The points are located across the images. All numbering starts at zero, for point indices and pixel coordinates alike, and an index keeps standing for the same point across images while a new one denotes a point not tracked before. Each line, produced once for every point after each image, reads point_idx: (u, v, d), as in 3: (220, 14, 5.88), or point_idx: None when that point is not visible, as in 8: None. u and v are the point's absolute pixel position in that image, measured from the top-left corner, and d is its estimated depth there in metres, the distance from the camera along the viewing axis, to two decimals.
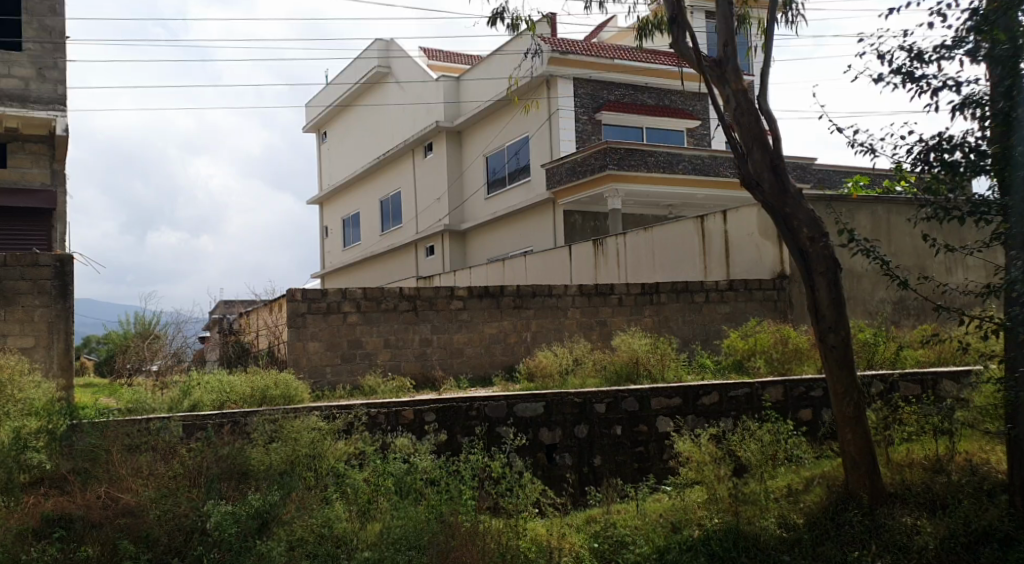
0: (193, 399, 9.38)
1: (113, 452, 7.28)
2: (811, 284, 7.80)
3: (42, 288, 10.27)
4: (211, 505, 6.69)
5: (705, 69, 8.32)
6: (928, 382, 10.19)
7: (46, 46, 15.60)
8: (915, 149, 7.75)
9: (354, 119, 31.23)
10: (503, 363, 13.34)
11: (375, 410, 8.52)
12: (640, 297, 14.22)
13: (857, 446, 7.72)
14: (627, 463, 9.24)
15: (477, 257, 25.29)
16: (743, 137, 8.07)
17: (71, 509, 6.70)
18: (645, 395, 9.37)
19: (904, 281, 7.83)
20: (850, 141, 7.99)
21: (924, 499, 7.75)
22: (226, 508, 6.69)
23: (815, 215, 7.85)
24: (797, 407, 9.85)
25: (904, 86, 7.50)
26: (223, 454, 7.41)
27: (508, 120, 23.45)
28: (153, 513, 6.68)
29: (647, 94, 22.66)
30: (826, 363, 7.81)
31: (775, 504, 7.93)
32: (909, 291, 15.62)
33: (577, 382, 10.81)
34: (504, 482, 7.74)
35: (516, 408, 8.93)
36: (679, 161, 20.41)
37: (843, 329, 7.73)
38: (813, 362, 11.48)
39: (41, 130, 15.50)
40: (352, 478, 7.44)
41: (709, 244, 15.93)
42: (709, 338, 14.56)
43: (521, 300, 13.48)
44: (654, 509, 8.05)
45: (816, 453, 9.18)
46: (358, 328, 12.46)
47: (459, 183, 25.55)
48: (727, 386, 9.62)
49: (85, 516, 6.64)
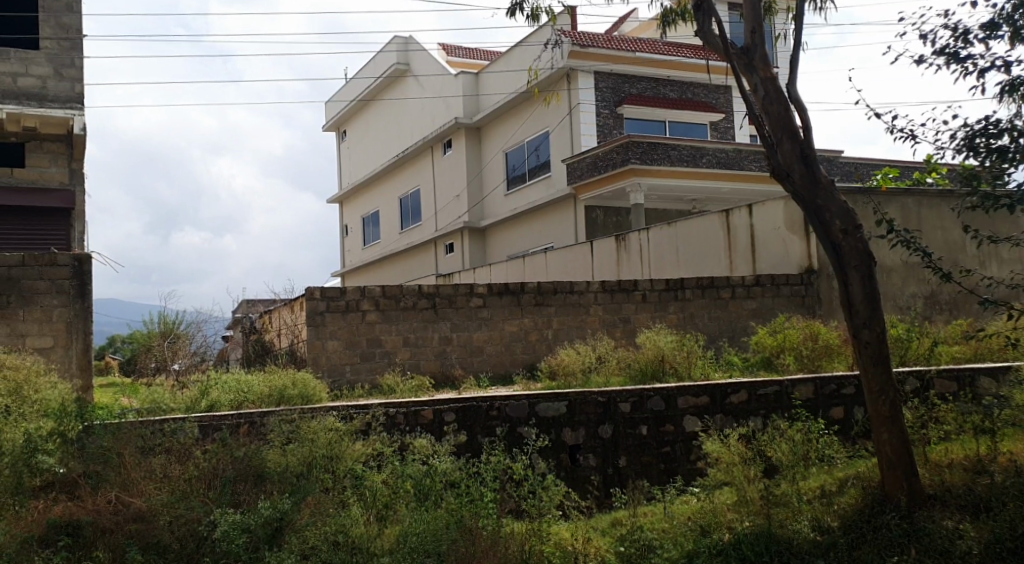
0: (211, 398, 9.20)
1: (126, 455, 7.11)
2: (845, 279, 7.49)
3: (60, 288, 10.14)
4: (219, 513, 6.47)
5: (732, 58, 8.04)
6: (966, 378, 9.86)
7: (63, 43, 15.52)
8: (960, 134, 7.45)
9: (374, 116, 31.08)
10: (524, 361, 13.11)
11: (393, 410, 8.33)
12: (664, 293, 13.94)
13: (893, 447, 7.42)
14: (653, 464, 8.97)
15: (497, 254, 25.06)
16: (772, 127, 7.78)
17: (83, 515, 6.54)
18: (671, 393, 9.09)
19: (947, 273, 7.47)
20: (889, 128, 7.64)
21: (965, 501, 7.45)
22: (235, 516, 6.46)
23: (847, 207, 7.56)
24: (828, 406, 9.55)
25: (949, 68, 7.20)
26: (239, 455, 7.22)
27: (528, 115, 23.19)
28: (164, 518, 6.51)
29: (669, 87, 22.38)
30: (860, 360, 7.51)
31: (808, 506, 7.65)
32: (940, 285, 15.27)
33: (601, 380, 10.55)
34: (526, 484, 7.50)
35: (538, 408, 8.69)
36: (703, 155, 20.11)
37: (878, 324, 7.42)
38: (844, 359, 11.15)
39: (59, 129, 15.42)
40: (370, 480, 7.23)
41: (734, 238, 15.61)
42: (735, 335, 14.27)
43: (543, 298, 13.23)
44: (681, 511, 7.79)
45: (850, 453, 8.90)
46: (377, 326, 12.27)
47: (479, 180, 25.32)
48: (756, 384, 9.33)
49: (95, 522, 6.48)
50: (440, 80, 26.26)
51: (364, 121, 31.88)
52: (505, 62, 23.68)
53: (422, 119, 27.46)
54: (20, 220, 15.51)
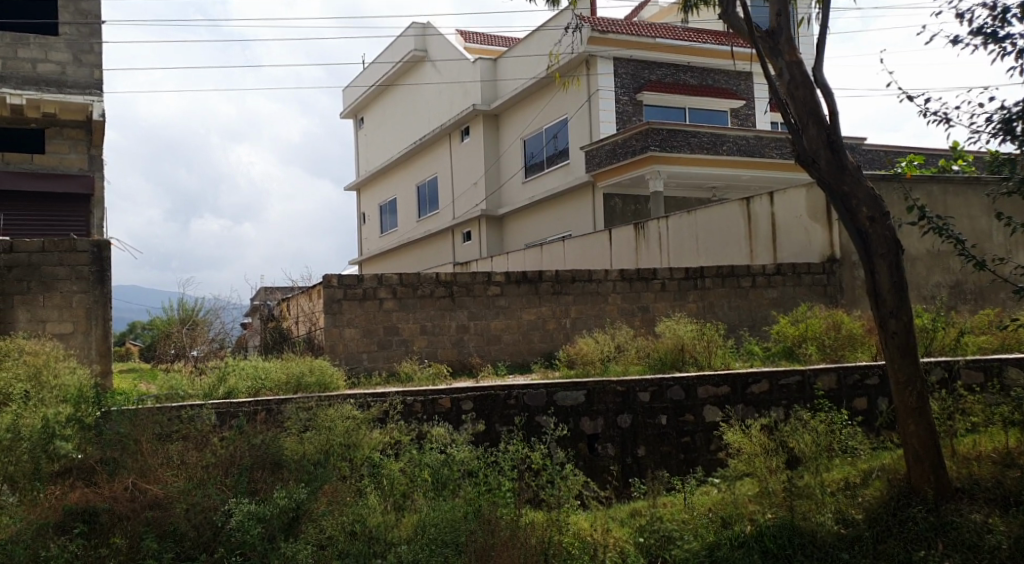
0: (228, 385, 9.14)
1: (143, 441, 7.06)
2: (871, 268, 7.34)
3: (80, 274, 10.11)
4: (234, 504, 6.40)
5: (757, 41, 7.87)
6: (993, 368, 9.70)
7: (82, 29, 15.47)
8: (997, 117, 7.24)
9: (391, 103, 30.98)
10: (542, 350, 13.01)
11: (411, 398, 8.25)
12: (683, 282, 13.79)
13: (920, 439, 7.27)
14: (672, 454, 8.85)
15: (515, 243, 24.95)
16: (798, 112, 7.62)
17: (99, 501, 6.50)
18: (691, 383, 8.96)
19: (980, 261, 7.30)
20: (922, 111, 7.46)
21: (994, 495, 7.31)
22: (250, 507, 6.39)
23: (875, 193, 7.39)
24: (852, 396, 9.41)
25: (986, 49, 6.98)
26: (256, 443, 7.16)
27: (547, 102, 23.02)
28: (180, 506, 6.46)
29: (689, 73, 22.18)
30: (886, 350, 7.36)
31: (832, 498, 7.53)
32: (966, 274, 15.05)
33: (620, 369, 10.44)
34: (545, 474, 7.41)
35: (557, 397, 8.60)
36: (723, 142, 19.90)
37: (905, 314, 7.27)
38: (868, 348, 11.00)
39: (78, 115, 15.40)
40: (388, 468, 7.16)
41: (755, 226, 15.44)
42: (756, 325, 14.13)
43: (561, 286, 13.12)
44: (702, 502, 7.68)
45: (874, 445, 8.77)
46: (395, 314, 12.20)
47: (497, 167, 25.20)
48: (778, 374, 9.20)
49: (112, 509, 6.44)
50: (458, 67, 26.11)
51: (382, 108, 31.80)
52: (523, 49, 23.52)
53: (440, 106, 27.33)
54: (39, 206, 15.51)
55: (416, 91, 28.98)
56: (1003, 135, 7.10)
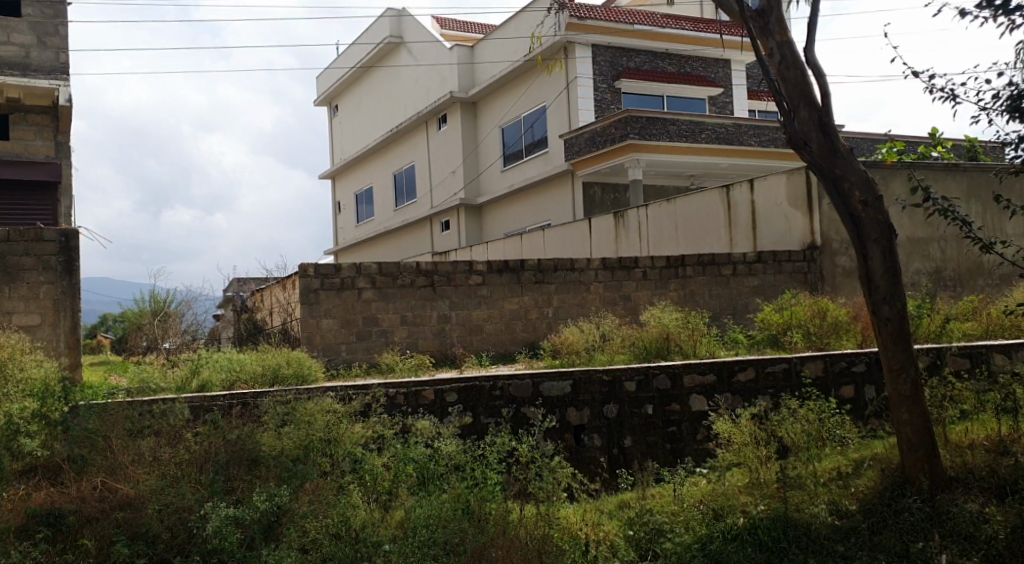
0: (201, 378, 8.84)
1: (112, 438, 6.75)
2: (864, 253, 7.17)
3: (47, 264, 9.76)
4: (209, 509, 6.07)
5: (748, 21, 7.66)
6: (979, 355, 9.60)
7: (45, 11, 15.03)
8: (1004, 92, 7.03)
9: (366, 90, 30.59)
10: (524, 340, 12.80)
11: (393, 390, 8.01)
12: (665, 270, 13.61)
13: (915, 427, 7.12)
14: (659, 445, 8.67)
15: (492, 232, 24.73)
16: (788, 93, 7.43)
17: (64, 503, 6.22)
18: (677, 372, 8.76)
19: (983, 244, 7.12)
20: (926, 88, 7.27)
21: (988, 484, 7.19)
22: (227, 512, 6.06)
23: (867, 176, 7.22)
24: (839, 384, 9.24)
25: (995, 22, 6.75)
26: (231, 438, 6.86)
27: (525, 89, 22.75)
28: (151, 506, 6.18)
29: (667, 60, 22.00)
30: (879, 337, 7.20)
31: (825, 489, 7.38)
32: (946, 261, 14.99)
33: (604, 358, 10.24)
34: (535, 466, 7.19)
35: (543, 387, 8.39)
36: (702, 130, 19.74)
37: (899, 300, 7.11)
38: (853, 336, 10.87)
39: (44, 100, 14.97)
40: (371, 463, 6.90)
41: (735, 214, 15.28)
42: (739, 313, 14.00)
43: (543, 275, 12.90)
44: (693, 493, 7.50)
45: (863, 434, 8.65)
46: (374, 304, 11.92)
47: (473, 156, 24.90)
48: (764, 362, 9.03)
49: (79, 510, 6.17)
50: (434, 54, 25.77)
51: (357, 96, 31.41)
52: (500, 36, 23.23)
53: (416, 93, 26.99)
54: (5, 194, 15.04)
55: (391, 79, 28.63)
56: (1009, 113, 6.90)
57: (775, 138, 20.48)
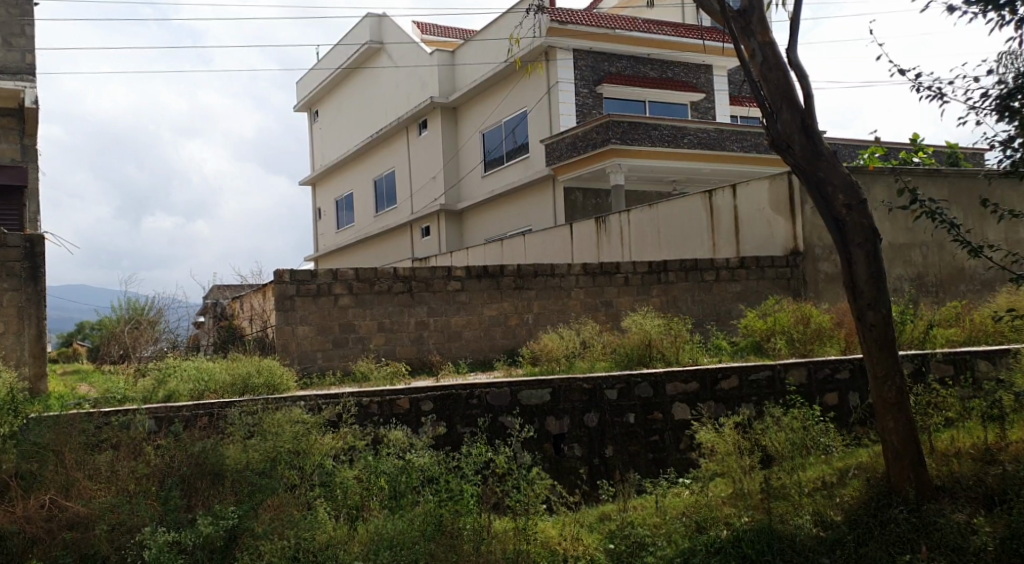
0: (168, 388, 8.59)
1: (66, 452, 6.47)
2: (848, 257, 6.99)
3: (10, 270, 9.48)
4: (149, 534, 5.79)
5: (729, 21, 7.48)
6: (963, 361, 9.44)
7: (12, 11, 14.80)
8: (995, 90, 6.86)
9: (346, 95, 30.34)
10: (503, 347, 12.58)
11: (366, 400, 7.77)
12: (647, 276, 13.42)
13: (900, 436, 6.93)
14: (641, 454, 8.46)
15: (473, 238, 24.51)
16: (770, 94, 7.25)
17: (10, 523, 5.98)
18: (659, 379, 8.56)
19: (974, 247, 6.94)
20: (914, 87, 7.10)
21: (976, 493, 6.98)
22: (168, 537, 5.80)
23: (851, 179, 7.05)
24: (822, 391, 9.07)
25: (985, 20, 6.58)
26: (194, 452, 6.62)
27: (506, 94, 22.57)
28: (101, 527, 5.97)
29: (649, 66, 21.86)
30: (864, 344, 7.02)
31: (809, 499, 7.19)
32: (927, 266, 14.88)
33: (585, 366, 10.03)
34: (511, 478, 6.95)
35: (521, 396, 8.16)
36: (684, 135, 19.58)
37: (884, 306, 6.93)
38: (836, 342, 10.70)
39: (10, 102, 14.66)
40: (342, 476, 6.69)
41: (717, 219, 15.13)
42: (722, 319, 13.84)
43: (523, 280, 12.69)
44: (674, 505, 7.30)
45: (848, 442, 8.48)
46: (350, 311, 11.68)
47: (455, 161, 24.69)
48: (747, 369, 8.83)
49: (23, 531, 5.96)
50: (415, 58, 25.55)
51: (337, 101, 31.13)
52: (481, 41, 23.04)
53: (396, 98, 26.75)
54: None
55: (372, 84, 28.39)
56: (1000, 112, 6.74)
57: (757, 143, 20.36)
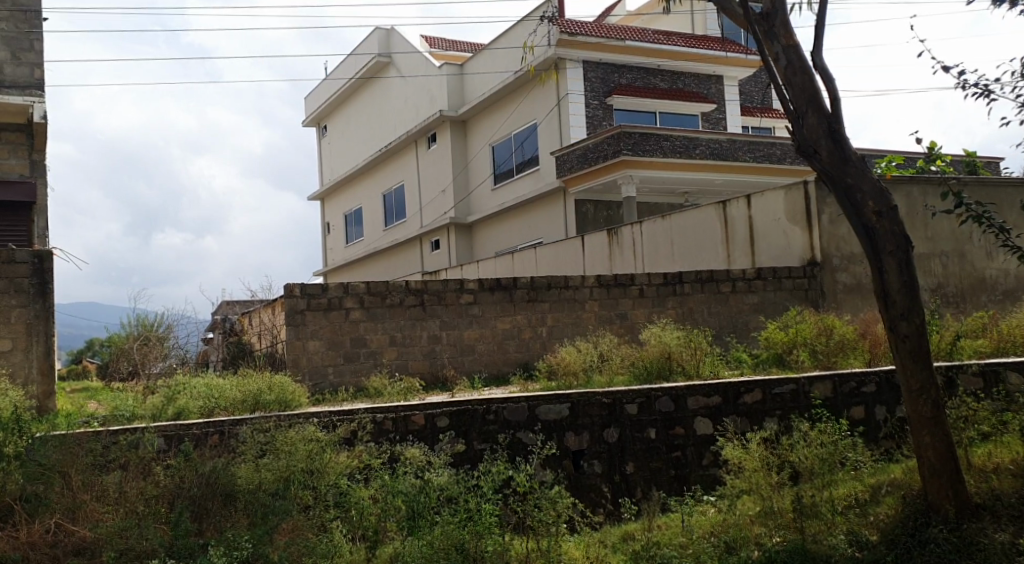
0: (178, 405, 8.39)
1: (74, 473, 6.26)
2: (879, 266, 6.74)
3: (18, 287, 9.29)
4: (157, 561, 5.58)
5: (753, 23, 7.25)
6: (994, 374, 9.15)
7: (20, 26, 14.69)
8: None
9: (355, 110, 30.24)
10: (517, 360, 12.34)
11: (381, 416, 7.56)
12: (662, 288, 13.17)
13: (937, 451, 6.67)
14: (662, 471, 8.19)
15: (483, 251, 24.29)
16: (796, 100, 7.01)
17: (11, 550, 5.74)
18: (681, 394, 8.31)
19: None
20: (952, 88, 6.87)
21: (1018, 511, 6.71)
22: None
23: (880, 185, 6.82)
24: (848, 405, 8.79)
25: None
26: (205, 472, 6.41)
27: (516, 106, 22.39)
28: (107, 553, 5.75)
29: (659, 77, 21.66)
30: (897, 355, 6.76)
31: (841, 518, 6.94)
32: (948, 276, 14.61)
33: (603, 380, 9.77)
34: (532, 497, 6.71)
35: (539, 411, 7.93)
36: (697, 145, 19.35)
37: (917, 316, 6.68)
38: (861, 354, 10.43)
39: (18, 116, 14.51)
40: (357, 496, 6.45)
41: (732, 230, 14.89)
42: (739, 331, 13.58)
43: (536, 293, 12.46)
44: (701, 525, 7.06)
45: (878, 458, 8.20)
46: (362, 324, 11.46)
47: (464, 175, 24.53)
48: (771, 382, 8.58)
49: (26, 557, 5.74)
50: (423, 71, 25.41)
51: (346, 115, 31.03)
52: (489, 53, 22.90)
53: (405, 111, 26.62)
54: None
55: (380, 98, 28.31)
56: None
57: (770, 154, 20.12)
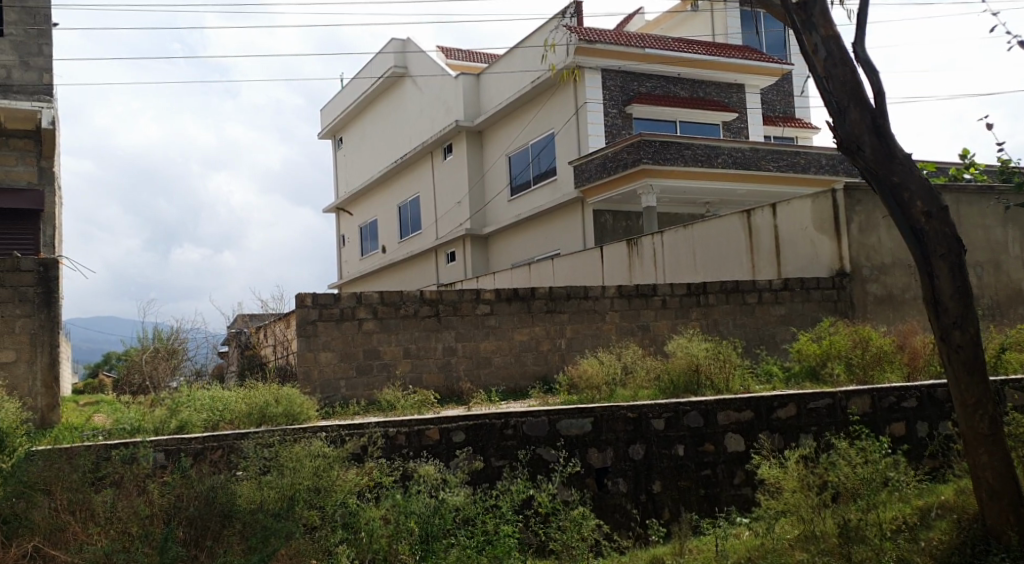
0: (181, 419, 7.94)
1: (61, 492, 5.84)
2: (929, 271, 6.22)
3: (22, 296, 8.91)
4: None
5: (789, 13, 6.71)
6: None
7: (29, 31, 14.42)
8: None
9: (371, 120, 29.90)
10: (535, 374, 11.85)
11: (392, 430, 7.10)
12: (686, 299, 12.68)
13: (996, 473, 6.15)
14: (692, 491, 7.69)
15: (499, 263, 23.85)
16: (838, 94, 6.46)
17: None
18: (711, 408, 7.81)
19: None
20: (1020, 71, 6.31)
21: None
22: None
23: (929, 185, 6.30)
24: (889, 421, 8.25)
25: None
26: (202, 490, 6.00)
27: (534, 115, 21.96)
28: None
29: (680, 85, 21.19)
30: (950, 367, 6.24)
31: (891, 543, 6.40)
32: (982, 288, 14.03)
33: (627, 394, 9.30)
34: (555, 519, 6.21)
35: (560, 426, 7.43)
36: (719, 154, 18.85)
37: (971, 325, 6.17)
38: (898, 368, 9.91)
39: (26, 122, 14.20)
40: (366, 517, 5.94)
41: (757, 240, 14.40)
42: (768, 344, 13.05)
43: (555, 304, 11.97)
44: (738, 549, 6.56)
45: (924, 478, 7.68)
46: (375, 336, 11.02)
47: (480, 185, 24.11)
48: (806, 397, 8.04)
49: None
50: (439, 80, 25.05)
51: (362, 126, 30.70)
52: (506, 61, 22.49)
53: (421, 121, 26.25)
54: None
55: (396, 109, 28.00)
56: None
57: (794, 163, 19.60)
